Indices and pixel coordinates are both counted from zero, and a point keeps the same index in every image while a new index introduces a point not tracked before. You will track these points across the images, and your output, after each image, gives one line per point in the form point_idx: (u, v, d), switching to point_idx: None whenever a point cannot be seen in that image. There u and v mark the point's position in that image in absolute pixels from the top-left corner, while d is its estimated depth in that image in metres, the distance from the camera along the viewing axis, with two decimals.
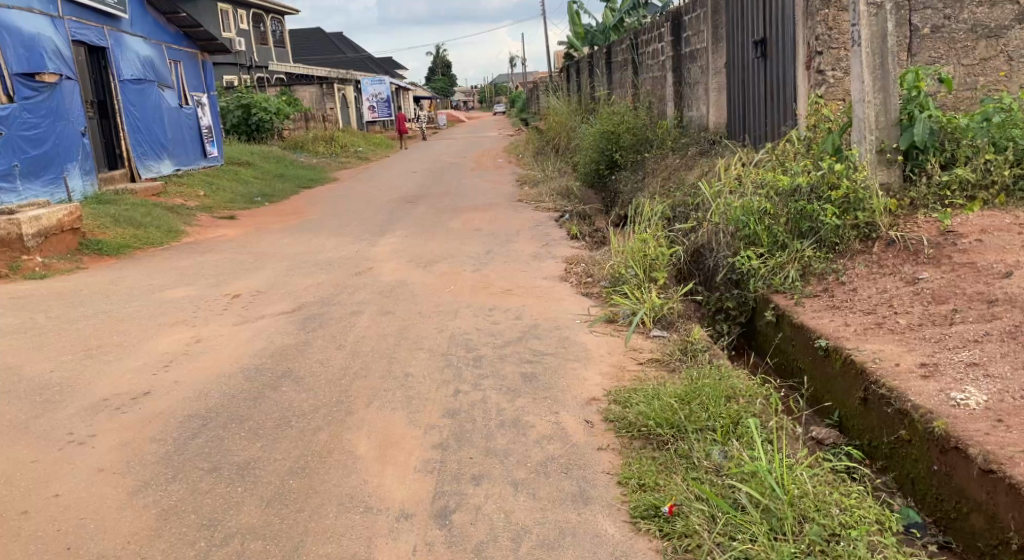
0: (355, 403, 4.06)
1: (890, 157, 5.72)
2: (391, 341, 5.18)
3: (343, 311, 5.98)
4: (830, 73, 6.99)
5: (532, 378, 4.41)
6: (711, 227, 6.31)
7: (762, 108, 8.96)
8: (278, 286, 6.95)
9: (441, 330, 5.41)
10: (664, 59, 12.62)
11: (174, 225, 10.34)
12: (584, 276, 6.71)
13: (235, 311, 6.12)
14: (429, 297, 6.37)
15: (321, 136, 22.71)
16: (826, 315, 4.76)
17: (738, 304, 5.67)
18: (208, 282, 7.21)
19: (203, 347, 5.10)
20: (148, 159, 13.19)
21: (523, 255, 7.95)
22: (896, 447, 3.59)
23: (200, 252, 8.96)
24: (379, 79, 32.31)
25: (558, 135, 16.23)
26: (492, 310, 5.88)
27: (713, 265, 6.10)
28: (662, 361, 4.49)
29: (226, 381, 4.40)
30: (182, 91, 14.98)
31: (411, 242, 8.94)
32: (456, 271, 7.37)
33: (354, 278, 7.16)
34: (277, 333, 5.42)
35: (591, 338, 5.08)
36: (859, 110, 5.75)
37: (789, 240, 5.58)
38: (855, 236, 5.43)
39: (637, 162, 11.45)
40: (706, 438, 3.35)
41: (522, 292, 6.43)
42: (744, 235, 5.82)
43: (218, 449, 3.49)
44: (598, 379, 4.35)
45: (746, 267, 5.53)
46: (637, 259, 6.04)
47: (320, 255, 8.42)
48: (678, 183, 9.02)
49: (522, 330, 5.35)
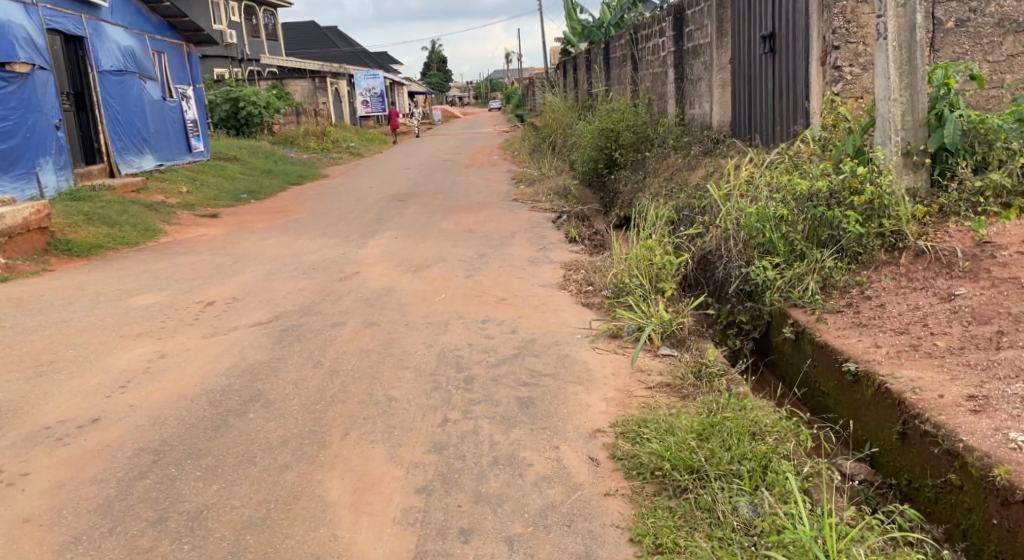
0: (329, 434, 3.62)
1: (917, 160, 5.28)
2: (374, 358, 4.73)
3: (324, 322, 5.53)
4: (848, 69, 6.54)
5: (528, 405, 3.97)
6: (722, 233, 5.89)
7: (770, 107, 8.50)
8: (256, 292, 6.49)
9: (430, 345, 4.96)
10: (665, 55, 12.15)
11: (152, 224, 9.86)
12: (584, 284, 6.26)
13: (206, 320, 5.67)
14: (417, 306, 5.92)
15: (313, 131, 22.19)
16: (852, 334, 4.34)
17: (751, 318, 5.25)
18: (181, 287, 6.75)
19: (166, 365, 4.65)
20: (128, 153, 12.68)
21: (519, 259, 7.50)
22: (944, 492, 3.19)
23: (178, 253, 8.50)
24: (373, 74, 31.77)
25: (554, 132, 15.77)
26: (485, 323, 5.43)
27: (724, 275, 5.67)
28: (673, 385, 4.05)
29: (187, 405, 3.96)
30: (166, 83, 14.46)
31: (400, 244, 8.49)
32: (447, 276, 6.92)
33: (338, 284, 6.71)
34: (250, 347, 4.97)
35: (593, 356, 4.65)
36: (884, 109, 5.30)
37: (808, 250, 5.14)
38: (879, 245, 5.02)
39: (637, 162, 10.98)
40: (731, 487, 2.92)
41: (517, 301, 5.99)
42: (758, 243, 5.38)
43: (166, 495, 3.08)
44: (603, 406, 3.91)
45: (761, 279, 5.11)
46: (642, 267, 5.60)
47: (304, 257, 7.97)
48: (682, 184, 8.56)
49: (518, 346, 4.90)
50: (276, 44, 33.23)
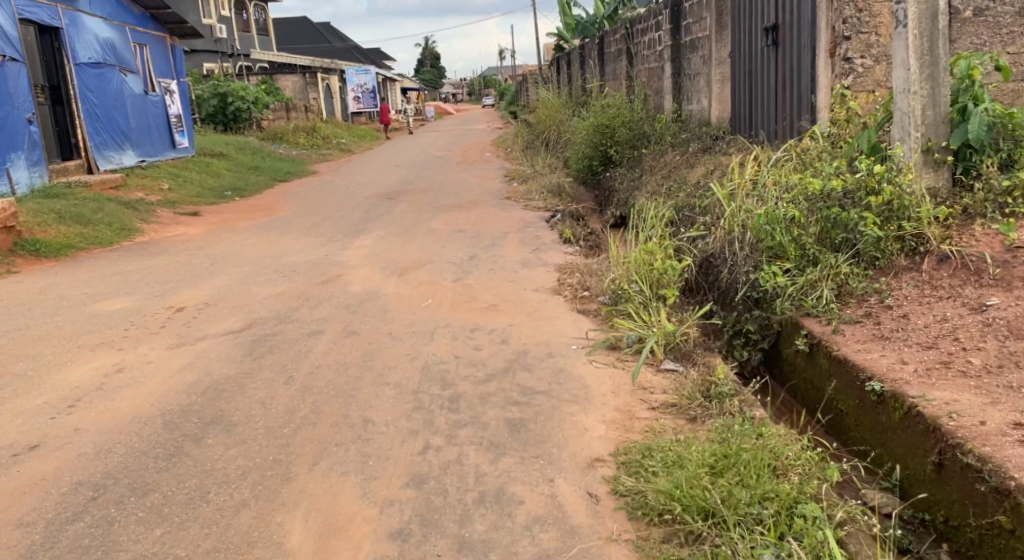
0: (296, 464, 3.26)
1: (938, 157, 4.90)
2: (352, 371, 4.35)
3: (299, 331, 5.13)
4: (859, 61, 6.15)
5: (519, 428, 3.59)
6: (727, 235, 5.52)
7: (773, 103, 8.12)
8: (231, 297, 6.11)
9: (413, 358, 4.58)
10: (662, 49, 11.75)
11: (128, 222, 9.44)
12: (580, 290, 5.87)
13: (174, 328, 5.28)
14: (401, 313, 5.52)
15: (302, 126, 21.72)
16: (873, 348, 3.97)
17: (759, 327, 4.88)
18: (150, 291, 6.35)
19: (123, 381, 4.26)
20: (107, 149, 12.26)
21: (511, 262, 7.12)
22: (989, 536, 2.90)
23: (152, 253, 8.09)
24: (365, 69, 31.25)
25: (547, 128, 15.38)
26: (474, 332, 5.04)
27: (729, 281, 5.30)
28: (679, 406, 3.67)
29: (140, 429, 3.59)
30: (148, 77, 14.02)
31: (387, 244, 8.09)
32: (435, 280, 6.54)
33: (319, 289, 6.32)
34: (217, 359, 4.58)
35: (591, 372, 4.27)
36: (902, 102, 4.93)
37: (821, 255, 4.78)
38: (899, 250, 4.65)
39: (634, 159, 10.59)
40: (755, 538, 2.60)
41: (509, 307, 5.60)
42: (767, 247, 5.01)
43: (101, 542, 2.79)
44: (603, 430, 3.54)
45: (772, 286, 4.75)
46: (642, 272, 5.21)
47: (285, 259, 7.56)
48: (681, 183, 8.18)
49: (508, 360, 4.52)
50: (266, 38, 32.71)
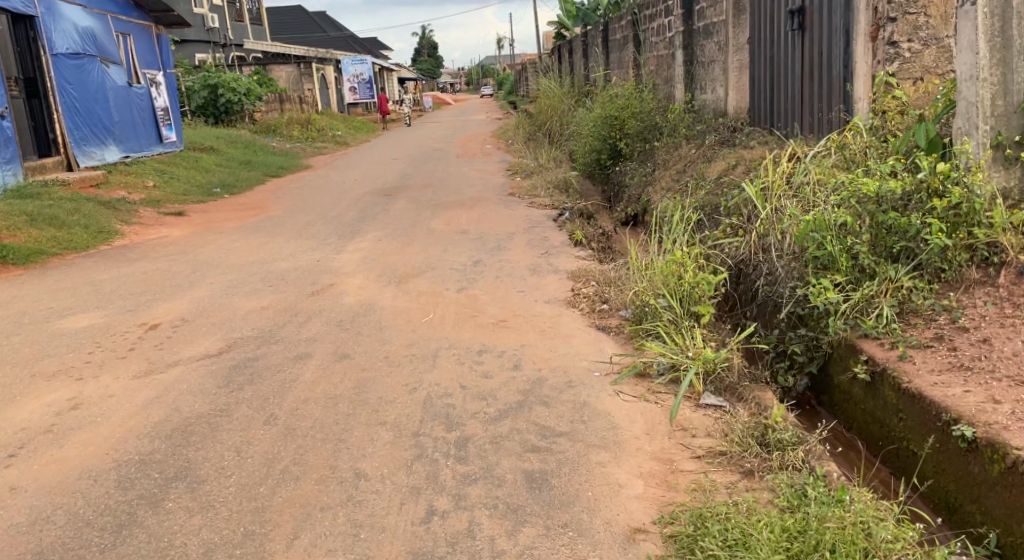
0: (271, 540, 2.71)
1: (1010, 153, 4.30)
2: (342, 408, 3.76)
3: (283, 355, 4.53)
4: (905, 45, 5.55)
5: (540, 484, 3.02)
6: (764, 242, 4.94)
7: (798, 92, 7.50)
8: (212, 311, 5.53)
9: (413, 388, 4.00)
10: (673, 35, 11.12)
11: (107, 224, 8.84)
12: (598, 303, 5.29)
13: (144, 351, 4.71)
14: (399, 331, 4.93)
15: (296, 119, 21.06)
16: (953, 382, 3.41)
17: (806, 348, 4.30)
18: (124, 305, 5.76)
19: (77, 421, 3.67)
20: (88, 145, 11.64)
21: (518, 267, 6.52)
22: None
23: (131, 259, 7.51)
24: (361, 59, 30.46)
25: (549, 119, 14.76)
26: (480, 355, 4.46)
27: (766, 295, 4.74)
28: (729, 455, 3.10)
29: (88, 488, 3.02)
30: (133, 68, 13.39)
31: (384, 248, 7.50)
32: (436, 289, 5.95)
33: (309, 300, 5.73)
34: (188, 391, 3.99)
35: (620, 407, 3.69)
36: (969, 90, 4.34)
37: (877, 267, 4.21)
38: (969, 260, 4.07)
39: (645, 153, 9.98)
40: None
41: (519, 324, 5.01)
42: (813, 257, 4.42)
43: None
44: (640, 489, 2.95)
45: (822, 303, 4.18)
46: (671, 286, 4.62)
47: (273, 265, 6.98)
48: (700, 179, 7.59)
49: (522, 392, 3.93)
50: (261, 28, 32.00)
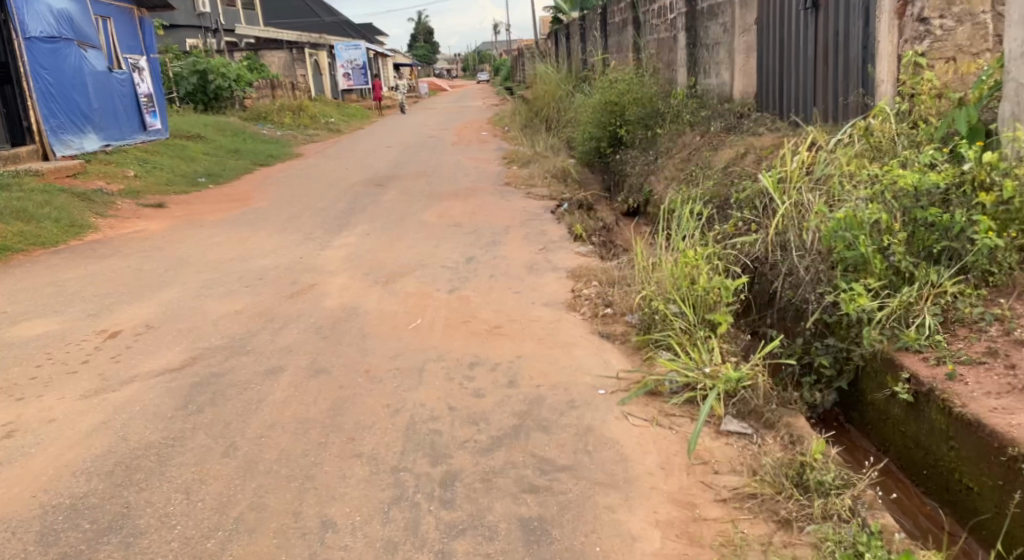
0: None
1: None
2: (312, 435, 3.30)
3: (252, 369, 4.06)
4: (937, 22, 5.07)
5: (539, 536, 2.61)
6: (785, 241, 4.47)
7: (812, 75, 7.01)
8: (180, 316, 5.06)
9: (395, 410, 3.54)
10: (675, 17, 10.60)
11: (80, 217, 8.35)
12: (600, 307, 4.83)
13: (100, 363, 4.25)
14: (383, 340, 4.46)
15: (288, 105, 20.46)
16: (1016, 409, 2.99)
17: (833, 361, 3.85)
18: (84, 309, 5.28)
19: (9, 453, 3.22)
20: (65, 133, 11.12)
21: (514, 265, 6.05)
22: None
23: (101, 255, 7.03)
24: (355, 43, 29.79)
25: (546, 105, 14.24)
26: (472, 368, 4.01)
27: (789, 300, 4.29)
28: (761, 498, 2.68)
29: (3, 547, 2.64)
30: (113, 52, 12.85)
31: (372, 244, 7.02)
32: (425, 290, 5.49)
33: (287, 303, 5.27)
34: (140, 415, 3.53)
35: (631, 434, 3.24)
36: (1017, 72, 3.91)
37: (916, 270, 3.76)
38: (1018, 263, 3.63)
39: (647, 140, 9.51)
40: None
41: (516, 332, 4.54)
42: (842, 258, 3.95)
43: None
44: (658, 544, 2.55)
45: (855, 311, 3.70)
46: (682, 290, 4.15)
47: (252, 262, 6.51)
48: (708, 167, 7.11)
49: (518, 414, 3.47)
50: (252, 13, 31.34)
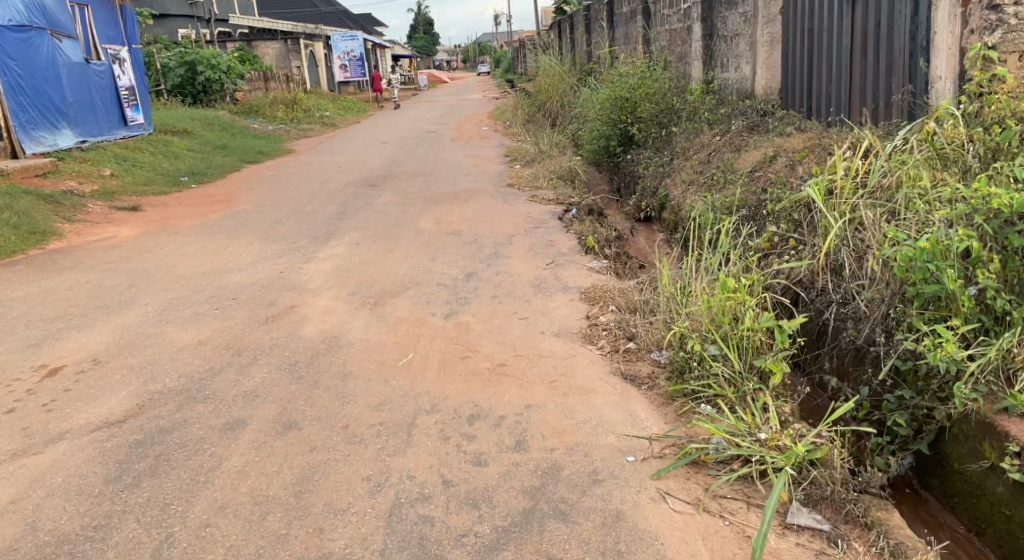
0: None
1: None
2: (271, 525, 2.64)
3: (208, 422, 3.38)
4: (1011, 9, 4.40)
5: None
6: (844, 268, 3.77)
7: (847, 69, 6.30)
8: (135, 346, 4.38)
9: (376, 483, 2.87)
10: (689, 7, 9.89)
11: (44, 223, 7.64)
12: (621, 341, 4.14)
13: (27, 411, 3.57)
14: (367, 382, 3.78)
15: (281, 99, 19.38)
16: None
17: (911, 419, 3.18)
18: (25, 337, 4.59)
19: None
20: (37, 129, 10.41)
21: (520, 283, 5.36)
22: None
23: (60, 267, 6.33)
24: (351, 34, 28.42)
25: (550, 99, 13.51)
26: (472, 423, 3.32)
27: (852, 340, 3.60)
28: None
29: None
30: (91, 42, 12.12)
31: (361, 256, 6.32)
32: (419, 314, 4.80)
33: (259, 330, 4.58)
34: (60, 491, 2.86)
35: (675, 527, 2.58)
36: None
37: (1014, 310, 3.07)
38: None
39: (661, 139, 8.80)
40: None
41: (524, 372, 3.85)
42: (919, 293, 3.26)
43: None
44: None
45: (942, 363, 3.00)
46: (726, 331, 3.46)
47: (226, 277, 5.82)
48: (732, 171, 6.41)
49: (529, 493, 2.79)
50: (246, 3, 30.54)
